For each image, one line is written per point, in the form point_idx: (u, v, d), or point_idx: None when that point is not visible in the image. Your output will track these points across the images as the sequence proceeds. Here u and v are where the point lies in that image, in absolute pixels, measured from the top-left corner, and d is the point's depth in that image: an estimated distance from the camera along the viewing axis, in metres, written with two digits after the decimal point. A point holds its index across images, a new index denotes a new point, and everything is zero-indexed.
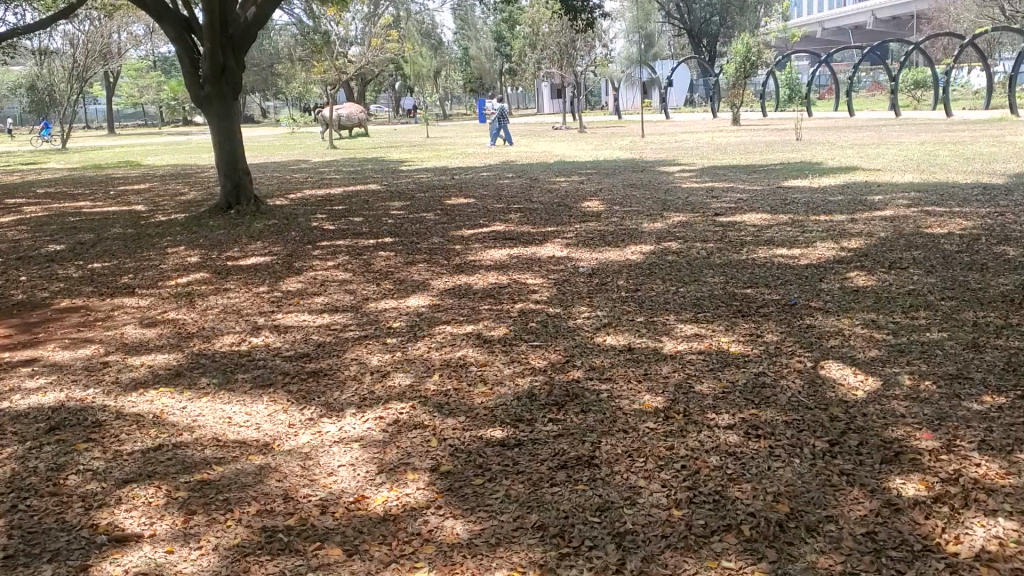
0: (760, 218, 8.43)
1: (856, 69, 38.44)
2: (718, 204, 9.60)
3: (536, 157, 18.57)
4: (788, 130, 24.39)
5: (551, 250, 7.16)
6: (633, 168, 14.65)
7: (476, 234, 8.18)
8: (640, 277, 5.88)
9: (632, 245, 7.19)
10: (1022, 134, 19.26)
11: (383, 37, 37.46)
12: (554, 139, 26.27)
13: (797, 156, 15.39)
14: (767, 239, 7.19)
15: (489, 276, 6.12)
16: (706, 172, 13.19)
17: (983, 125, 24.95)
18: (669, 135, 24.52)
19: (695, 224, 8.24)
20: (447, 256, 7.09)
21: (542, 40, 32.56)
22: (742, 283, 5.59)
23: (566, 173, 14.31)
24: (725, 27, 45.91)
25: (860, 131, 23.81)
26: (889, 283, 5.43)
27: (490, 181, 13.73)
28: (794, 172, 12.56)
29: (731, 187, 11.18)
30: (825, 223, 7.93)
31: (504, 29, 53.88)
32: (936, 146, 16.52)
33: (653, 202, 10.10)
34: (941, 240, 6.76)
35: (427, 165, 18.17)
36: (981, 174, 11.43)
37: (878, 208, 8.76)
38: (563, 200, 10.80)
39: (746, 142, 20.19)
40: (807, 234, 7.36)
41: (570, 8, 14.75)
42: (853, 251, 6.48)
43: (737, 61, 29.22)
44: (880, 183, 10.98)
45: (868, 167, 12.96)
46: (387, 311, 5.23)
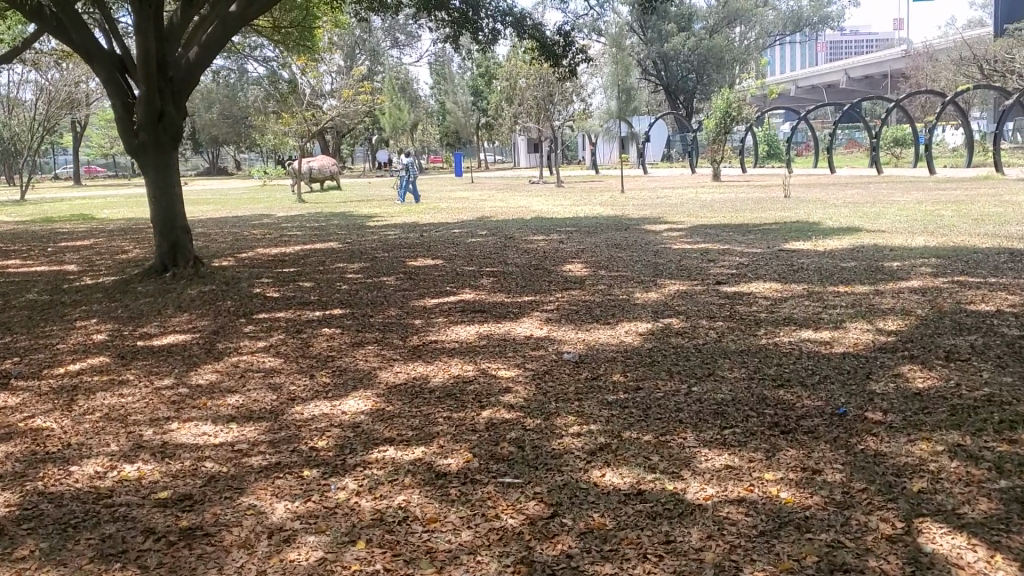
0: (770, 287, 7.30)
1: (836, 126, 37.89)
2: (718, 270, 8.51)
3: (513, 213, 17.44)
4: (773, 188, 23.49)
5: (528, 328, 5.99)
6: (618, 226, 13.55)
7: (442, 304, 7.01)
8: (639, 370, 4.72)
9: (625, 323, 6.05)
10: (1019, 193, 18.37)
11: (357, 89, 36.56)
12: (532, 194, 25.29)
13: (791, 215, 14.35)
14: (785, 317, 6.06)
15: (455, 364, 4.94)
16: (697, 232, 12.11)
17: (972, 183, 24.15)
18: (650, 191, 23.55)
19: (696, 295, 7.13)
20: (403, 333, 5.91)
21: (519, 94, 31.76)
22: (769, 382, 4.43)
23: (545, 231, 13.20)
24: (703, 85, 45.61)
25: (849, 188, 22.92)
26: (956, 382, 4.29)
27: (462, 240, 12.60)
28: (794, 233, 11.49)
29: (729, 250, 10.08)
30: (846, 296, 6.83)
31: (481, 83, 53.31)
32: (936, 205, 15.59)
33: (644, 266, 8.99)
34: (995, 320, 5.66)
35: (396, 220, 17.01)
36: (997, 237, 10.41)
37: (902, 277, 7.68)
38: (543, 262, 9.68)
39: (733, 198, 19.19)
40: (829, 310, 6.25)
41: (549, 56, 13.77)
42: (896, 335, 5.35)
43: (717, 116, 28.44)
44: (893, 247, 9.93)
45: (872, 228, 11.92)
46: (315, 419, 4.02)
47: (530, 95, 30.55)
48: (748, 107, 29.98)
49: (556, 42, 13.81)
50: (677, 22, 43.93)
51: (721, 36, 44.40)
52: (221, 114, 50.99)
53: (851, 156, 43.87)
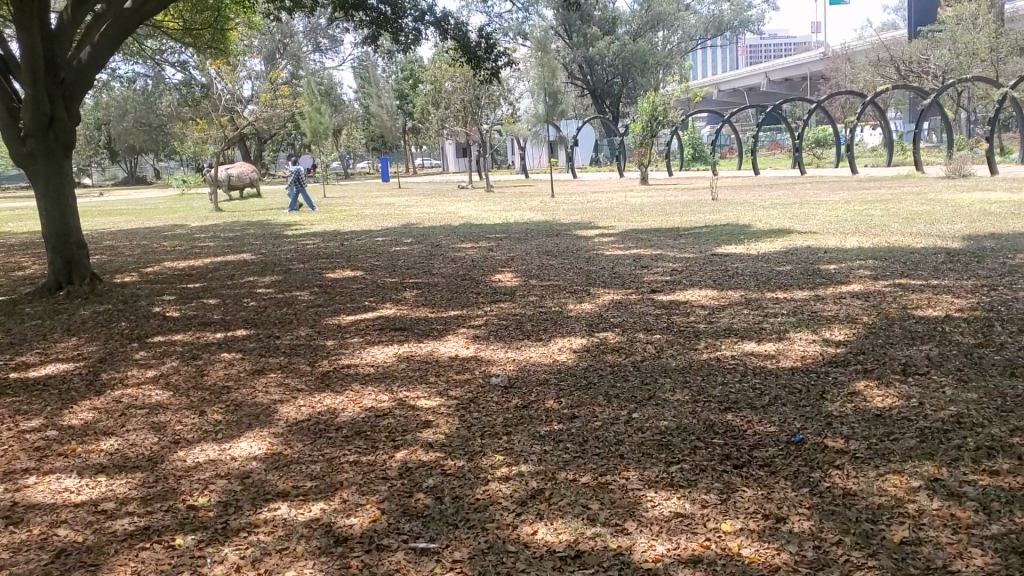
0: (708, 295, 6.91)
1: (760, 127, 38.18)
2: (653, 277, 8.11)
3: (440, 219, 16.89)
4: (701, 189, 23.40)
5: (452, 348, 5.47)
6: (547, 232, 13.14)
7: (359, 322, 6.46)
8: (572, 394, 4.25)
9: (557, 338, 5.58)
10: (942, 191, 18.52)
11: (278, 94, 35.56)
12: (460, 199, 24.80)
13: (721, 217, 14.12)
14: (727, 327, 5.66)
15: (369, 394, 4.41)
16: (629, 237, 11.75)
17: (895, 182, 24.38)
18: (579, 194, 23.27)
19: (630, 305, 6.72)
20: (313, 359, 5.36)
21: (446, 98, 31.21)
22: (715, 406, 3.98)
23: (472, 238, 12.71)
24: (629, 88, 45.69)
25: (775, 189, 22.92)
26: (918, 400, 3.92)
27: (386, 249, 12.04)
28: (726, 236, 11.21)
29: (662, 255, 9.74)
30: (787, 302, 6.47)
31: (405, 87, 52.58)
32: (865, 204, 15.53)
33: (575, 274, 8.56)
34: (949, 326, 5.34)
35: (317, 229, 16.33)
36: (931, 236, 10.23)
37: (841, 280, 7.37)
38: (470, 271, 9.19)
39: (662, 201, 18.96)
40: (772, 318, 5.87)
41: (472, 58, 13.26)
42: (848, 346, 4.98)
43: (643, 119, 28.32)
44: (827, 248, 9.69)
45: (804, 229, 11.71)
46: (200, 468, 3.46)
47: (456, 98, 30.00)
48: (674, 109, 29.94)
49: (478, 44, 13.32)
50: (601, 26, 43.87)
51: (645, 40, 44.51)
52: (137, 122, 49.29)
53: (774, 156, 44.32)
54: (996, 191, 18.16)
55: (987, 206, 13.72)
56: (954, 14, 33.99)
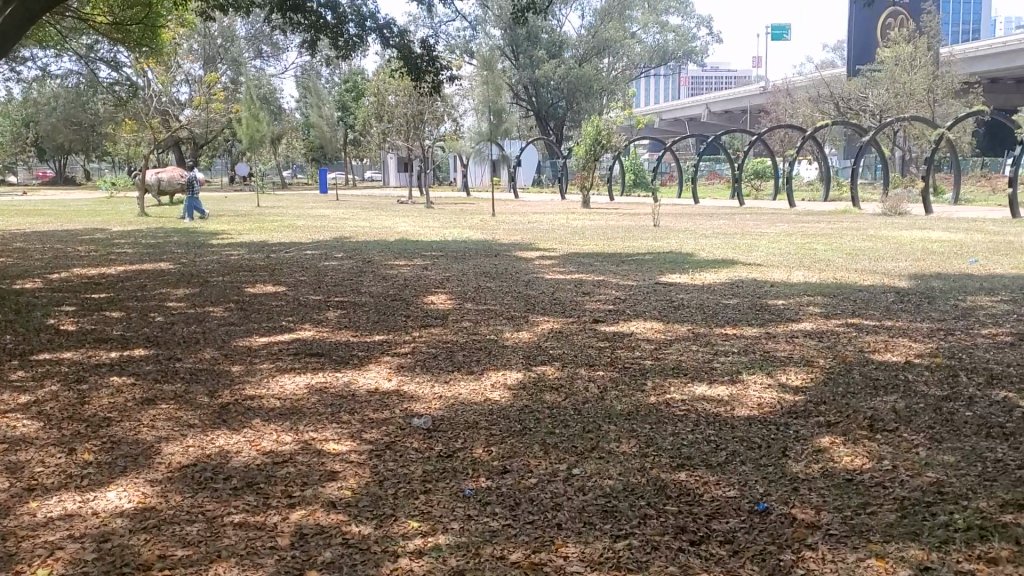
0: (654, 328, 6.46)
1: (701, 156, 38.33)
2: (594, 305, 7.66)
3: (376, 233, 16.38)
4: (643, 215, 23.17)
5: (372, 380, 4.91)
6: (485, 252, 12.67)
7: (273, 346, 5.87)
8: (503, 442, 3.74)
9: (490, 372, 5.06)
10: (882, 228, 18.53)
11: (215, 98, 34.57)
12: (399, 214, 24.22)
13: (664, 245, 13.79)
14: (676, 365, 5.20)
15: (272, 436, 3.84)
16: (571, 261, 11.32)
17: (834, 217, 24.45)
18: (520, 215, 22.87)
19: (571, 336, 6.23)
20: (215, 388, 4.75)
21: (388, 112, 30.69)
22: (666, 462, 3.50)
23: (407, 255, 12.17)
24: (573, 112, 45.64)
25: (716, 218, 22.83)
26: (891, 464, 3.49)
27: (314, 263, 11.42)
28: (670, 264, 10.85)
29: (605, 282, 9.31)
30: (737, 340, 6.04)
31: (348, 99, 51.86)
32: (808, 238, 15.41)
33: (514, 299, 8.06)
34: (913, 375, 4.96)
35: (245, 239, 15.63)
36: (878, 274, 9.99)
37: (792, 316, 6.99)
38: (402, 291, 8.63)
39: (603, 226, 18.65)
40: (723, 357, 5.43)
41: (413, 70, 12.73)
42: (808, 394, 4.55)
43: (587, 143, 28.09)
44: (775, 282, 9.36)
45: (749, 260, 11.42)
46: (51, 526, 2.86)
47: (399, 112, 29.45)
48: (617, 135, 29.84)
49: (420, 55, 12.80)
50: (548, 48, 43.77)
51: (591, 65, 44.55)
52: (66, 119, 47.65)
53: (713, 185, 44.58)
54: (934, 230, 18.26)
55: (928, 245, 13.64)
56: (892, 54, 34.60)
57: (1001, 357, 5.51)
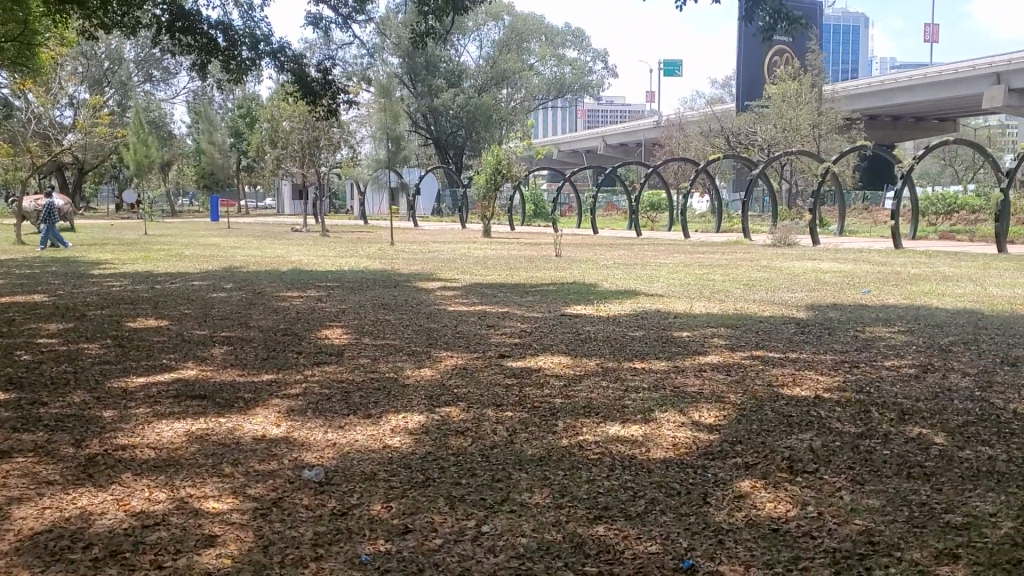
0: (560, 364, 6.23)
1: (598, 187, 38.75)
2: (498, 339, 7.41)
3: (268, 263, 15.78)
4: (542, 245, 23.13)
5: (260, 426, 4.52)
6: (384, 282, 12.30)
7: (150, 388, 5.40)
8: (404, 496, 3.42)
9: (389, 415, 4.73)
10: (775, 258, 18.91)
11: (99, 121, 33.15)
12: (293, 243, 23.54)
13: (563, 275, 13.70)
14: (586, 404, 4.98)
15: (143, 494, 3.43)
16: (473, 292, 11.06)
17: (728, 247, 24.90)
18: (419, 244, 22.52)
19: (475, 372, 5.94)
20: (81, 438, 4.28)
21: (283, 138, 29.95)
22: (582, 513, 3.24)
23: (301, 287, 11.69)
24: (472, 141, 45.64)
25: (615, 248, 22.94)
26: (817, 510, 3.31)
27: (202, 295, 10.84)
28: (573, 295, 10.70)
29: (508, 314, 9.08)
30: (646, 374, 5.86)
31: (241, 125, 50.64)
32: (706, 268, 15.54)
33: (414, 333, 7.73)
34: (825, 411, 4.85)
35: (127, 270, 14.89)
36: (777, 305, 10.04)
37: (699, 348, 6.87)
38: (295, 325, 8.21)
39: (503, 256, 18.47)
40: (633, 394, 5.24)
41: (308, 94, 12.33)
42: (723, 433, 4.37)
43: (486, 172, 27.97)
44: (677, 313, 9.30)
45: (650, 291, 11.38)
46: None
47: (294, 138, 28.80)
48: (517, 165, 29.84)
49: (316, 79, 12.42)
50: (446, 78, 43.71)
51: (489, 95, 44.64)
52: None
53: (610, 215, 45.10)
54: (824, 260, 18.70)
55: (821, 275, 13.90)
56: (779, 91, 35.77)
57: (907, 390, 5.48)
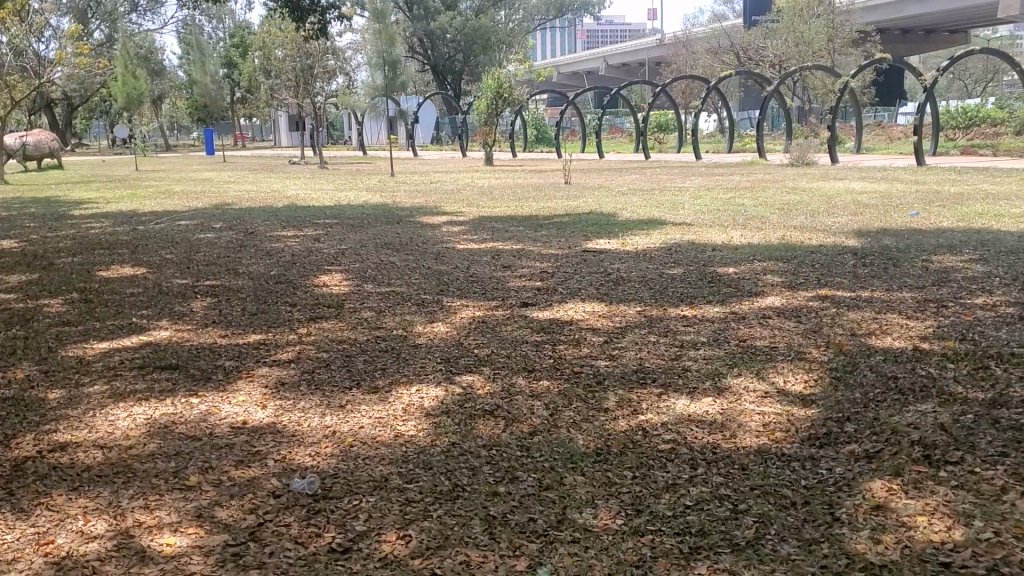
0: (596, 313, 5.31)
1: (603, 110, 37.36)
2: (520, 282, 6.48)
3: (262, 199, 14.77)
4: (549, 171, 22.03)
5: (239, 408, 3.62)
6: (386, 218, 11.31)
7: (112, 358, 4.49)
8: (427, 518, 2.54)
9: (399, 388, 3.83)
10: (798, 180, 17.88)
11: (83, 52, 31.80)
12: (289, 176, 22.52)
13: (578, 203, 12.72)
14: (638, 367, 4.08)
15: (73, 527, 2.54)
16: (482, 226, 10.12)
17: (742, 169, 23.78)
18: (420, 174, 21.51)
19: (499, 326, 5.03)
20: (12, 433, 3.38)
21: (276, 66, 28.61)
22: (674, 547, 2.35)
23: (294, 224, 10.69)
24: (471, 66, 44.06)
25: (627, 173, 21.83)
26: (991, 527, 2.42)
27: (186, 237, 9.88)
28: (594, 226, 9.75)
29: (525, 251, 8.13)
30: (700, 324, 4.96)
31: (233, 55, 48.97)
32: (730, 193, 14.53)
33: (423, 277, 6.82)
34: (936, 370, 3.93)
35: (112, 209, 13.95)
36: (821, 232, 9.08)
37: (753, 289, 5.94)
38: (288, 271, 7.27)
39: (510, 184, 17.47)
40: (695, 353, 4.32)
41: (294, 12, 11.16)
42: (822, 406, 3.47)
43: (488, 97, 26.70)
44: (714, 245, 8.34)
45: (678, 220, 10.39)
46: None
47: (288, 66, 27.48)
48: (519, 89, 28.55)
49: None
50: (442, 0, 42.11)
51: (487, 17, 42.90)
52: None
53: (615, 138, 43.70)
54: (851, 180, 17.62)
55: (857, 198, 12.88)
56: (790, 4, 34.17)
57: (1017, 336, 4.55)
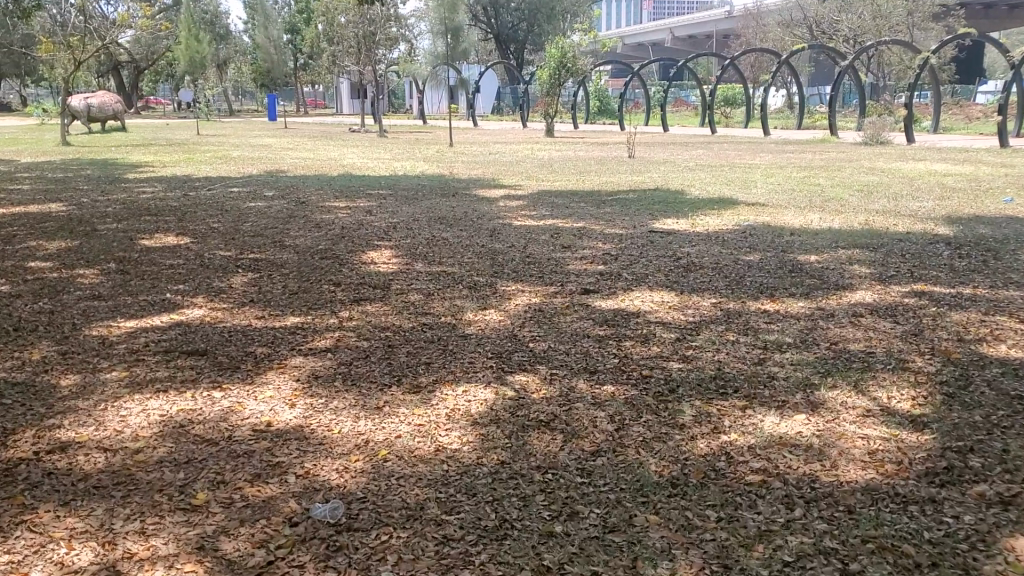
0: (666, 305, 4.81)
1: (669, 82, 36.41)
2: (581, 266, 5.99)
3: (318, 166, 14.48)
4: (611, 144, 21.46)
5: (266, 406, 3.21)
6: (442, 190, 10.91)
7: (138, 340, 4.14)
8: (469, 566, 2.11)
9: (445, 388, 3.40)
10: (873, 159, 17.10)
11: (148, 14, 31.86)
12: (348, 143, 22.28)
13: (641, 179, 12.18)
14: (716, 373, 3.59)
15: (53, 557, 2.16)
16: (542, 201, 9.66)
17: (813, 146, 22.90)
18: (479, 144, 21.14)
19: (558, 316, 4.56)
20: (13, 429, 3.02)
21: (339, 32, 28.32)
22: None
23: (347, 195, 10.32)
24: (535, 35, 43.32)
25: (693, 148, 21.08)
26: None
27: (235, 204, 9.59)
28: (661, 205, 9.22)
29: (586, 230, 7.64)
30: (785, 323, 4.42)
31: (297, 20, 48.85)
32: (804, 171, 13.85)
33: (477, 256, 6.36)
34: None
35: (168, 172, 13.80)
36: (908, 218, 8.41)
37: (840, 282, 5.37)
38: (335, 245, 6.88)
39: (572, 157, 16.94)
40: (781, 358, 3.80)
41: None
42: (937, 431, 2.94)
43: (551, 67, 26.05)
44: (791, 228, 7.75)
45: (750, 200, 9.78)
46: None
47: (350, 32, 27.15)
48: (583, 59, 27.87)
49: None
50: None
51: None
52: None
53: (680, 112, 42.68)
54: (931, 160, 16.75)
55: (941, 180, 12.12)
56: None
57: None
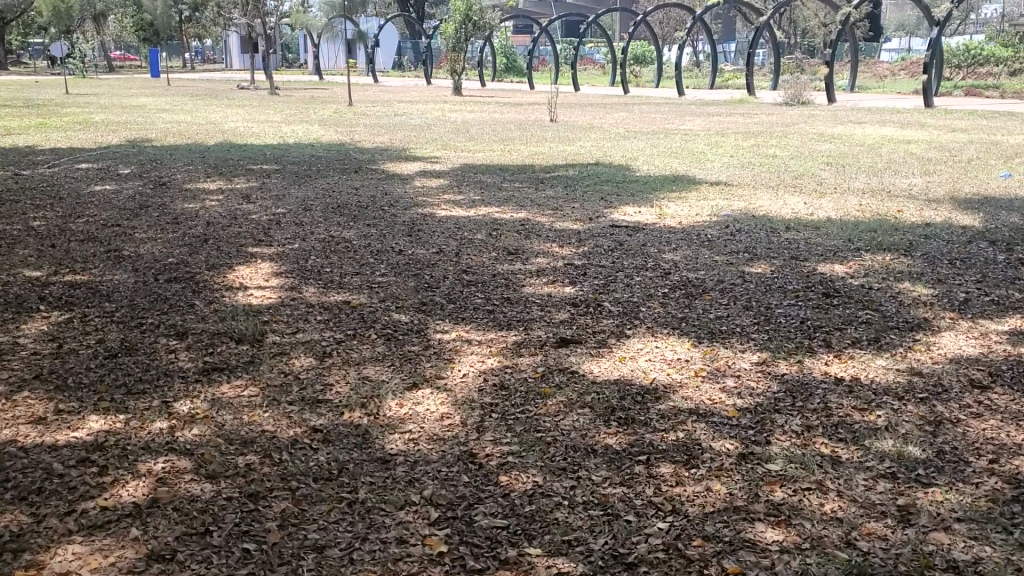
0: (690, 369, 3.17)
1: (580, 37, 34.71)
2: (540, 289, 4.29)
3: (192, 132, 12.38)
4: (526, 105, 19.68)
5: None
6: (341, 164, 9.03)
7: None
8: None
9: None
10: (809, 122, 15.77)
11: None
12: (233, 102, 19.93)
13: (570, 149, 10.55)
14: (855, 561, 1.97)
15: None
16: (464, 178, 7.99)
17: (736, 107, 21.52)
18: (381, 104, 19.10)
19: (528, 405, 2.84)
20: None
21: None
22: None
23: (222, 172, 8.39)
24: None
25: (614, 109, 19.57)
26: None
27: (76, 187, 7.56)
28: (610, 185, 7.64)
29: (533, 223, 5.96)
30: (890, 411, 2.82)
31: None
32: (747, 137, 12.45)
33: (393, 272, 4.62)
34: None
35: (8, 142, 11.49)
36: (909, 202, 6.94)
37: (914, 318, 3.81)
38: (197, 254, 5.02)
39: (486, 120, 15.24)
40: (937, 508, 2.21)
41: None
42: None
43: (455, 20, 23.76)
44: (784, 219, 6.21)
45: (710, 177, 8.26)
46: None
47: None
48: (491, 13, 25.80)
49: None
50: None
51: None
52: None
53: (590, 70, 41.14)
54: (871, 123, 15.57)
55: (905, 148, 10.84)
56: None
57: None
